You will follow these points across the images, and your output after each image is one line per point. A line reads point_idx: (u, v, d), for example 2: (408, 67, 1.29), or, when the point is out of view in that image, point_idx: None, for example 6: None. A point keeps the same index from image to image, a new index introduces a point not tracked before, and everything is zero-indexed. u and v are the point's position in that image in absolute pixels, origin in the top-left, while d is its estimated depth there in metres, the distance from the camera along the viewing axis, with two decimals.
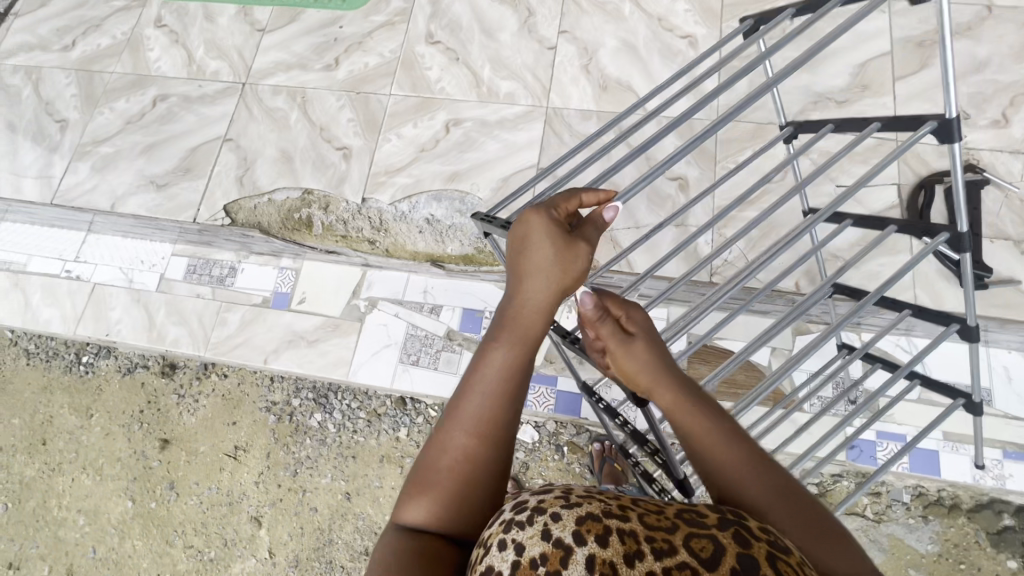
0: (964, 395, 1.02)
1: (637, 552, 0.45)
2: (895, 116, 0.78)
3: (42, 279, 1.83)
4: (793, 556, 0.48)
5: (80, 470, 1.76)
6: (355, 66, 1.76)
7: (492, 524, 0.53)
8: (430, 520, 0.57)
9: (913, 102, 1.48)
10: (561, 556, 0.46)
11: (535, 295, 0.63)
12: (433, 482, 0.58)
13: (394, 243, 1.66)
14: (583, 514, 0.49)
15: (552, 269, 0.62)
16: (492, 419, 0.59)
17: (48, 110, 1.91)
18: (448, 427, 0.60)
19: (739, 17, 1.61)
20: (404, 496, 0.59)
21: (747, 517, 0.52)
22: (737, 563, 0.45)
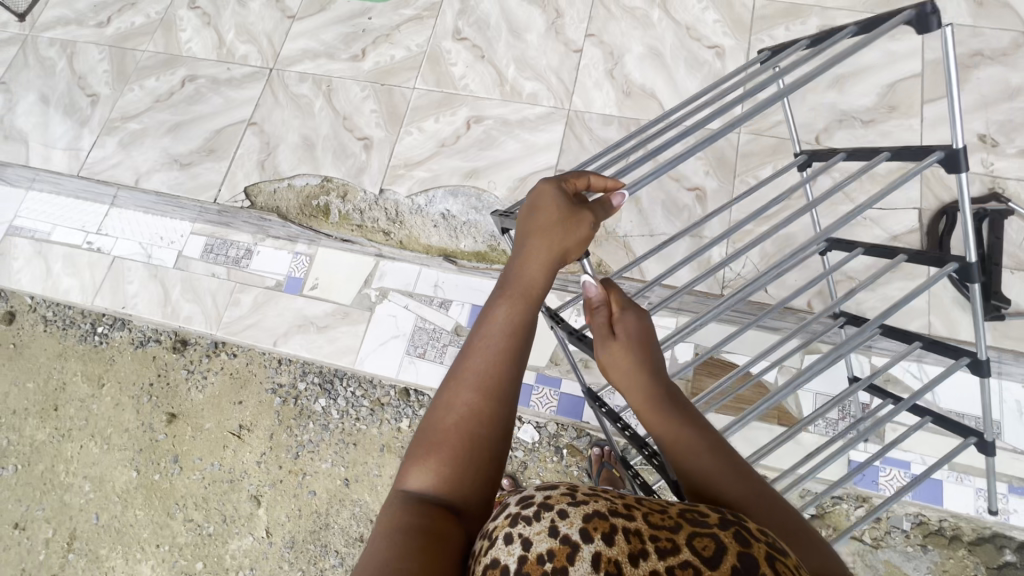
0: (975, 433, 1.00)
1: (642, 551, 0.47)
2: (903, 145, 0.80)
3: (65, 249, 1.87)
4: (790, 559, 0.49)
5: (88, 438, 1.80)
6: (381, 58, 1.77)
7: (497, 516, 0.54)
8: (436, 483, 0.58)
9: (940, 126, 1.46)
10: (569, 553, 0.47)
11: (542, 262, 0.68)
12: (438, 444, 0.60)
13: (408, 236, 1.66)
14: (591, 512, 0.50)
15: (554, 234, 0.67)
16: (497, 381, 0.62)
17: (80, 84, 1.95)
18: (455, 388, 0.63)
19: (768, 30, 1.60)
20: (408, 461, 0.61)
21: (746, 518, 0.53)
22: (737, 562, 0.46)
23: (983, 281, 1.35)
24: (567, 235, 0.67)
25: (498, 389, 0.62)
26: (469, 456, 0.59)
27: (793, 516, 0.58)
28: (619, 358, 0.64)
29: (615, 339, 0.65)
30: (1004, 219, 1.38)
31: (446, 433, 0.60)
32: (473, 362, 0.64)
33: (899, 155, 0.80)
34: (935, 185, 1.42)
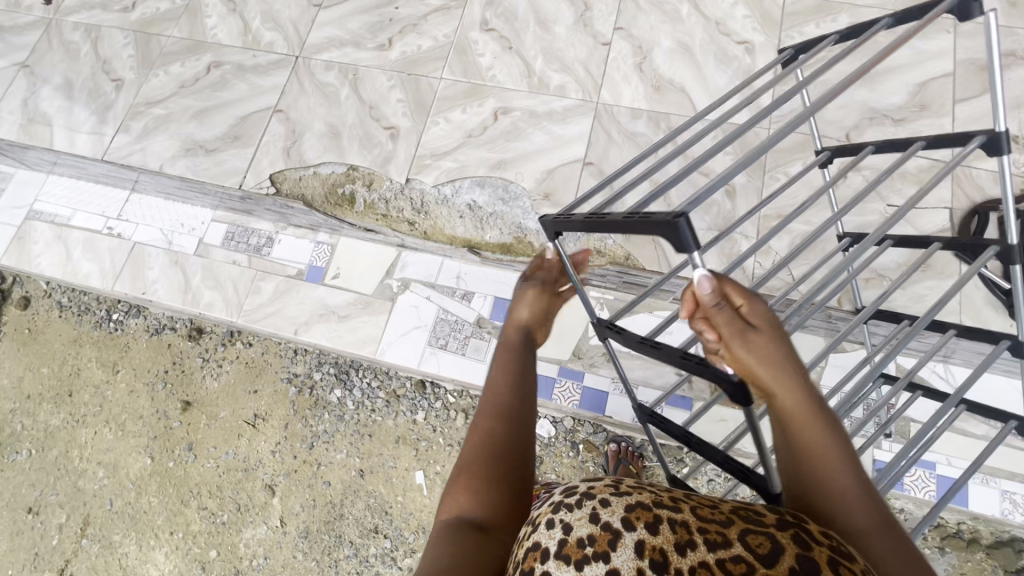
0: (1016, 418, 0.98)
1: (689, 541, 0.46)
2: (941, 134, 0.80)
3: (84, 234, 1.87)
4: (856, 565, 0.46)
5: (102, 424, 1.80)
6: (408, 48, 1.77)
7: (542, 505, 0.57)
8: (470, 498, 0.65)
9: (972, 127, 1.46)
10: (610, 539, 0.48)
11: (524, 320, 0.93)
12: (465, 469, 0.68)
13: (433, 226, 1.65)
14: (634, 502, 0.50)
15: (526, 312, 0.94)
16: (511, 408, 0.75)
17: (105, 68, 1.95)
18: (478, 422, 0.74)
19: (799, 27, 1.59)
20: (445, 497, 0.67)
21: (807, 521, 0.50)
22: (797, 565, 0.43)
23: None
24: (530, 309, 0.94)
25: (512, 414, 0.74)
26: (498, 469, 0.67)
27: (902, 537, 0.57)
28: (766, 350, 0.56)
29: (752, 330, 0.56)
30: None
31: (474, 455, 0.69)
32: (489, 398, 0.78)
33: (938, 142, 0.80)
34: (967, 185, 1.42)
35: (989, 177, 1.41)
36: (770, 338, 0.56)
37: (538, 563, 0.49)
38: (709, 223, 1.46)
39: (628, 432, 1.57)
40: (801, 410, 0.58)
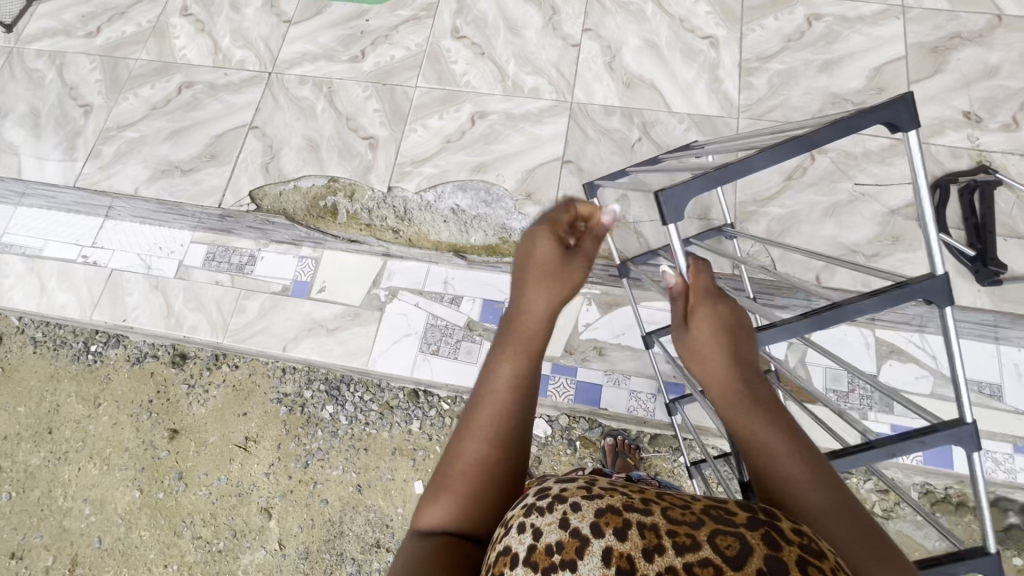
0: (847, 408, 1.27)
1: (657, 546, 0.46)
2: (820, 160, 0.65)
3: (58, 264, 1.82)
4: (825, 563, 0.47)
5: (87, 460, 1.74)
6: (381, 59, 1.78)
7: (515, 507, 0.57)
8: (448, 519, 0.61)
9: (927, 106, 1.54)
10: (578, 545, 0.47)
11: (546, 302, 0.72)
12: (446, 485, 0.64)
13: (417, 233, 1.66)
14: (603, 506, 0.51)
15: (554, 278, 0.73)
16: (506, 427, 0.66)
17: (71, 94, 1.91)
18: (464, 431, 0.67)
19: (759, 20, 1.66)
20: (423, 502, 0.64)
21: (778, 519, 0.51)
22: (763, 565, 0.44)
23: (978, 248, 1.40)
24: (564, 277, 0.73)
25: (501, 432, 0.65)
26: (485, 492, 0.63)
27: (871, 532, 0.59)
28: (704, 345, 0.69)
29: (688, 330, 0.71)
30: (993, 189, 1.44)
31: (457, 474, 0.64)
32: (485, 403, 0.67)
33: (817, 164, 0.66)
34: (927, 160, 1.49)
35: (945, 153, 1.49)
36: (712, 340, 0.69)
37: (508, 570, 0.49)
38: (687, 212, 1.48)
39: (623, 425, 1.59)
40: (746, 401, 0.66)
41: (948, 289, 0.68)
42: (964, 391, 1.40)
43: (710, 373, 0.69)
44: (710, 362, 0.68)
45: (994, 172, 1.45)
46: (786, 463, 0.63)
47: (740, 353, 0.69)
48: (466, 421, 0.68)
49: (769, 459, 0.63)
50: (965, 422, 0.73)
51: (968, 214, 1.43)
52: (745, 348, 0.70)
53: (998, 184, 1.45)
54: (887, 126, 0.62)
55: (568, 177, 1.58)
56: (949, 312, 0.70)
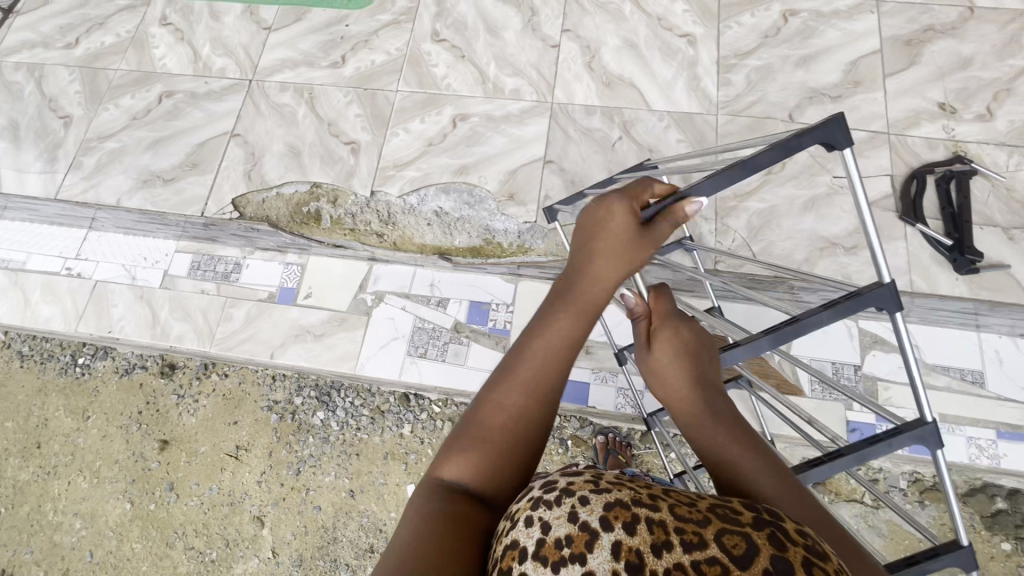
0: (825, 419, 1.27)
1: (666, 543, 0.47)
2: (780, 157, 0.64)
3: (42, 277, 1.81)
4: (831, 563, 0.47)
5: (76, 473, 1.73)
6: (362, 64, 1.78)
7: (520, 499, 0.57)
8: (470, 475, 0.62)
9: (902, 98, 1.55)
10: (587, 539, 0.48)
11: (609, 273, 0.68)
12: (473, 439, 0.64)
13: (402, 236, 1.66)
14: (612, 501, 0.51)
15: (615, 250, 0.68)
16: (545, 385, 0.66)
17: (50, 106, 1.90)
18: (496, 385, 0.66)
19: (735, 17, 1.67)
20: (444, 452, 0.65)
21: (782, 519, 0.51)
22: (771, 565, 0.44)
23: (955, 237, 1.42)
24: (629, 253, 0.68)
25: (532, 402, 0.65)
26: (504, 464, 0.63)
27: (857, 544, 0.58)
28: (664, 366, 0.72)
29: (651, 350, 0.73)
30: (968, 179, 1.46)
31: (487, 427, 0.64)
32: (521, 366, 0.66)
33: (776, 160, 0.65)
34: (904, 152, 1.51)
35: (921, 144, 1.51)
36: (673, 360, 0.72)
37: (517, 563, 0.49)
38: None
39: (613, 423, 1.60)
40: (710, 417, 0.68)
41: (897, 296, 0.70)
42: (946, 378, 1.42)
43: (673, 394, 0.72)
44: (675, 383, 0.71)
45: (969, 162, 1.47)
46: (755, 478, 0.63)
47: (702, 372, 0.72)
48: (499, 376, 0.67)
49: (740, 474, 0.63)
50: (926, 421, 0.74)
51: (945, 204, 1.45)
52: (709, 367, 0.73)
53: (973, 174, 1.47)
54: (827, 146, 0.63)
55: (550, 177, 1.59)
56: (901, 316, 0.73)
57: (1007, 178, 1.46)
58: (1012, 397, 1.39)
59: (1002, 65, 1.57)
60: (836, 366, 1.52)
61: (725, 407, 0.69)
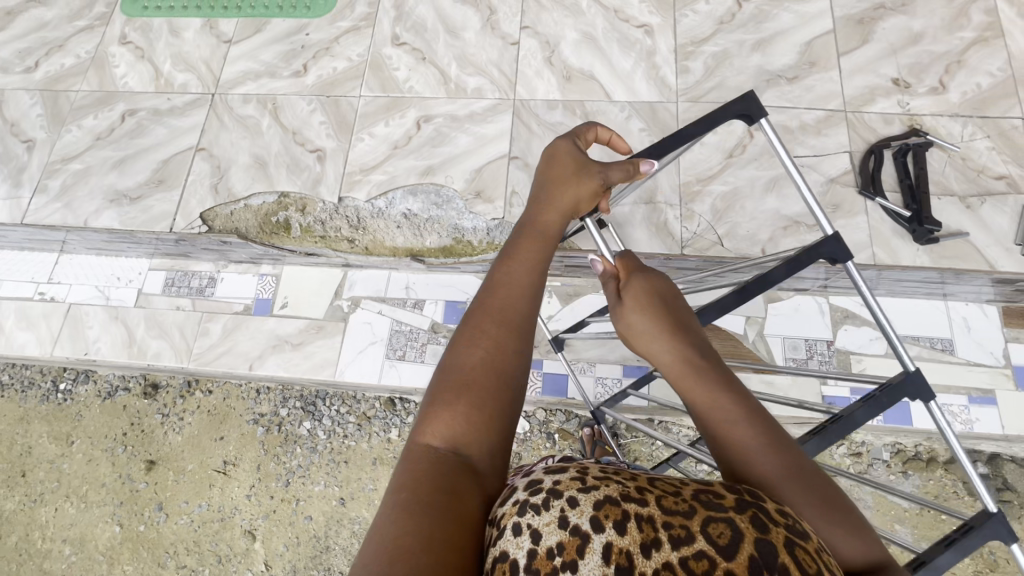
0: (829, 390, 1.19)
1: (654, 541, 0.48)
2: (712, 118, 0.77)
3: (15, 303, 1.79)
4: (811, 543, 0.50)
5: (63, 499, 1.72)
6: (324, 71, 1.79)
7: (504, 503, 0.55)
8: (454, 433, 0.60)
9: (857, 76, 1.58)
10: (578, 545, 0.49)
11: (569, 201, 0.74)
12: (452, 397, 0.61)
13: (373, 241, 1.67)
14: (601, 498, 0.51)
15: (570, 180, 0.75)
16: (518, 323, 0.66)
17: (12, 131, 1.88)
18: (470, 336, 0.65)
19: (690, 5, 1.70)
20: (424, 417, 0.62)
21: (764, 499, 0.54)
22: (756, 551, 0.47)
23: (913, 209, 1.44)
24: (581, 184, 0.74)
25: (509, 346, 0.64)
26: (491, 415, 0.61)
27: (832, 489, 0.61)
28: (637, 323, 0.72)
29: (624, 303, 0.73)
30: (925, 151, 1.49)
31: (465, 379, 0.62)
32: (496, 312, 0.67)
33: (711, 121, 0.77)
34: (860, 128, 1.53)
35: (878, 119, 1.54)
36: (647, 315, 0.72)
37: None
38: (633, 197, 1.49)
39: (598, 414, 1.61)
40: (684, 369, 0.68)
41: (844, 246, 0.80)
42: (917, 348, 1.44)
43: (642, 345, 0.72)
44: (650, 339, 0.71)
45: (925, 134, 1.50)
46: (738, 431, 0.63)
47: (676, 320, 0.72)
48: (474, 322, 0.66)
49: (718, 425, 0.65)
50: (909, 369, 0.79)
51: (903, 176, 1.47)
52: (685, 317, 0.73)
53: (929, 145, 1.49)
54: (746, 118, 0.78)
55: (517, 173, 1.60)
56: (852, 265, 0.81)
57: (962, 148, 1.49)
58: (981, 361, 1.42)
59: (952, 38, 1.60)
60: (809, 343, 1.54)
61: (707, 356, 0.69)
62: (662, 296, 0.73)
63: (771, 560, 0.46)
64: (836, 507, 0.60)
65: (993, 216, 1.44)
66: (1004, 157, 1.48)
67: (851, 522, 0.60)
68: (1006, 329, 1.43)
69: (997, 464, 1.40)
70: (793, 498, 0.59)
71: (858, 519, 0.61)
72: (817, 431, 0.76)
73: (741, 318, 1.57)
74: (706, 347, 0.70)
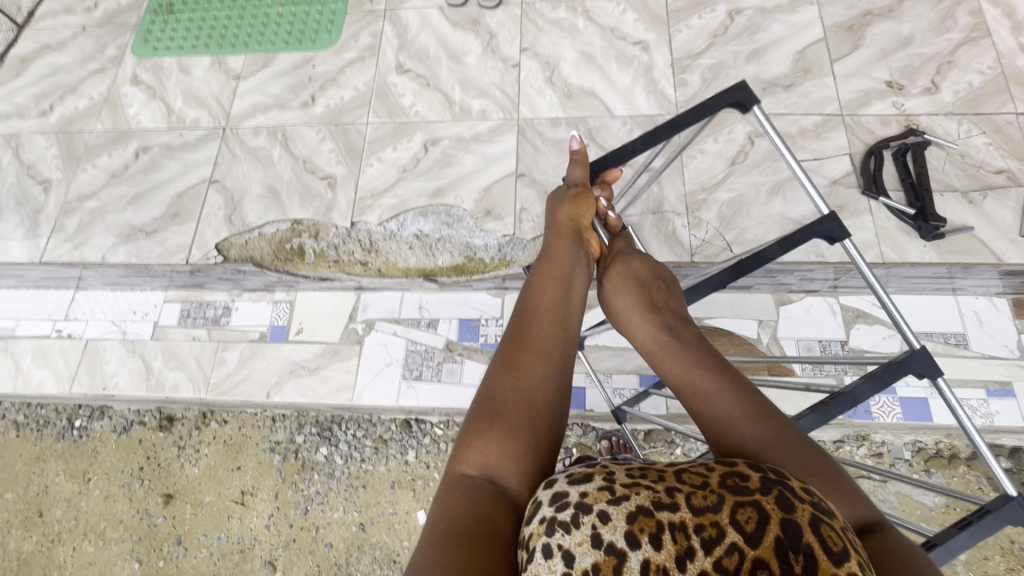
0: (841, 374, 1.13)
1: (689, 550, 0.48)
2: (702, 106, 0.83)
3: (32, 342, 1.81)
4: (835, 516, 0.51)
5: (81, 537, 1.71)
6: (331, 101, 1.84)
7: (530, 521, 0.55)
8: (488, 457, 0.65)
9: (851, 80, 1.62)
10: (615, 563, 0.49)
11: (569, 234, 0.86)
12: (486, 423, 0.67)
13: (386, 263, 1.70)
14: (633, 509, 0.51)
15: (564, 218, 0.88)
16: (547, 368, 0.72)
17: (29, 172, 1.93)
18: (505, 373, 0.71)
19: (684, 21, 1.75)
20: (462, 444, 0.67)
21: (789, 478, 0.54)
22: (783, 533, 0.48)
23: (917, 206, 1.46)
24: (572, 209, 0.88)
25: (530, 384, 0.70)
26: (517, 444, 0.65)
27: (819, 455, 0.63)
28: (618, 296, 0.82)
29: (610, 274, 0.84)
30: (924, 150, 1.52)
31: (499, 408, 0.68)
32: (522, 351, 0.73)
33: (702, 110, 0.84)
34: (859, 130, 1.57)
35: (875, 121, 1.57)
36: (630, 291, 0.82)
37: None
38: (641, 208, 1.52)
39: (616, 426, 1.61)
40: (662, 347, 0.76)
41: (842, 226, 0.82)
42: (930, 343, 1.45)
43: (622, 319, 0.82)
44: (628, 315, 0.81)
45: (922, 134, 1.53)
46: (722, 403, 0.68)
47: (654, 301, 0.80)
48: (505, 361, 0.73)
49: (703, 398, 0.70)
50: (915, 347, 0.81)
51: (905, 174, 1.50)
52: (664, 297, 0.80)
53: (928, 144, 1.52)
54: (738, 106, 0.85)
55: (525, 189, 1.63)
56: (851, 243, 0.84)
57: (960, 145, 1.53)
58: (996, 354, 1.42)
59: (940, 39, 1.64)
60: (823, 343, 1.55)
61: (688, 335, 0.76)
62: (636, 271, 0.83)
63: (799, 540, 0.47)
64: (827, 472, 0.62)
65: (997, 210, 1.47)
66: (1002, 152, 1.51)
67: (839, 487, 0.61)
68: (1017, 321, 1.44)
69: (1019, 458, 1.39)
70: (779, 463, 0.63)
71: (847, 483, 0.62)
72: (816, 406, 0.77)
73: (754, 322, 1.59)
74: (688, 326, 0.77)
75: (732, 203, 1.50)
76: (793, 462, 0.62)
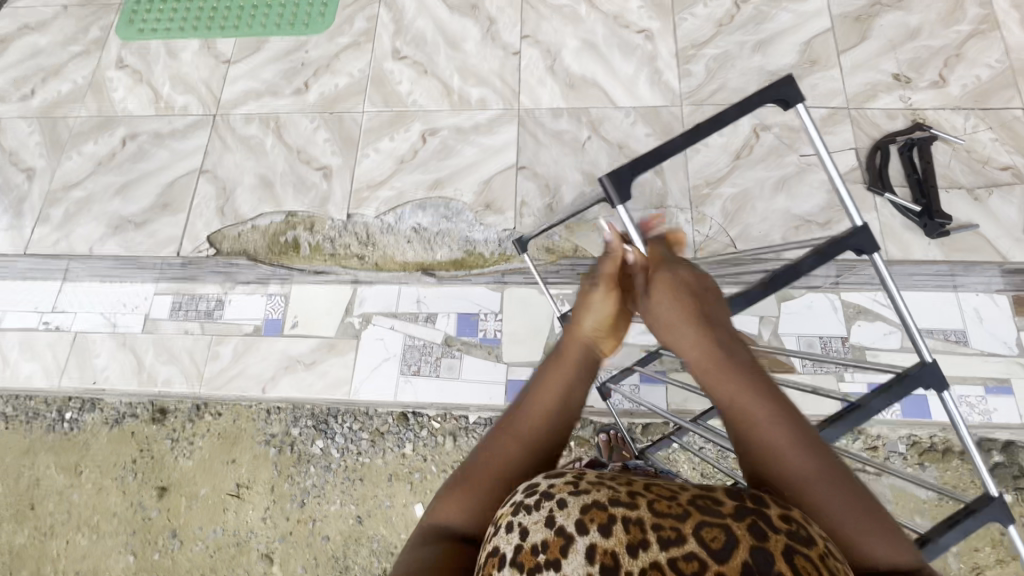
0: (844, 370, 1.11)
1: (642, 542, 0.48)
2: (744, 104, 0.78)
3: (19, 334, 1.76)
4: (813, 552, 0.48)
5: (74, 530, 1.68)
6: (325, 88, 1.78)
7: (504, 504, 0.59)
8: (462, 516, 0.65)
9: (858, 73, 1.59)
10: (562, 545, 0.49)
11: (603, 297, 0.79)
12: (472, 482, 0.68)
13: (383, 257, 1.66)
14: (589, 502, 0.52)
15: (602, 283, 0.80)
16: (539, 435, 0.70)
17: (11, 159, 1.86)
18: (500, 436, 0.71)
19: (689, 9, 1.70)
20: (444, 497, 0.69)
21: (768, 507, 0.53)
22: (749, 558, 0.46)
23: (923, 204, 1.45)
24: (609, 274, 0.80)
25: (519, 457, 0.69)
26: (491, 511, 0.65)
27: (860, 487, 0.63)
28: (663, 305, 0.76)
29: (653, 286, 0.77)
30: (930, 145, 1.50)
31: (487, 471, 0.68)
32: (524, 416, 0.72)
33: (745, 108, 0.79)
34: (865, 124, 1.54)
35: (882, 115, 1.55)
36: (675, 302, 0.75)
37: (496, 571, 0.51)
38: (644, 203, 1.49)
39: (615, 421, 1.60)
40: (713, 365, 0.69)
41: (873, 239, 0.80)
42: (932, 341, 1.43)
43: (663, 331, 0.76)
44: (673, 326, 0.74)
45: (929, 129, 1.51)
46: (775, 432, 0.64)
47: (703, 313, 0.74)
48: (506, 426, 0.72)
49: (754, 425, 0.65)
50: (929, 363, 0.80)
51: (910, 171, 1.48)
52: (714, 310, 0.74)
53: (934, 139, 1.50)
54: (782, 104, 0.79)
55: (525, 182, 1.60)
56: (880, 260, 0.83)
57: (966, 140, 1.51)
58: (996, 351, 1.41)
59: (949, 31, 1.61)
60: (824, 340, 1.54)
61: (743, 354, 0.70)
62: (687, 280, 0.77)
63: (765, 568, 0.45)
64: (868, 506, 0.62)
65: (1001, 207, 1.46)
66: (1008, 148, 1.50)
67: (878, 521, 0.61)
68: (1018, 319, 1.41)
69: (1011, 453, 1.37)
70: (825, 497, 0.61)
71: (884, 516, 0.62)
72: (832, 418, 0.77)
73: (755, 318, 1.58)
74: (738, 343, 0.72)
75: (736, 197, 1.48)
76: (838, 498, 0.61)
